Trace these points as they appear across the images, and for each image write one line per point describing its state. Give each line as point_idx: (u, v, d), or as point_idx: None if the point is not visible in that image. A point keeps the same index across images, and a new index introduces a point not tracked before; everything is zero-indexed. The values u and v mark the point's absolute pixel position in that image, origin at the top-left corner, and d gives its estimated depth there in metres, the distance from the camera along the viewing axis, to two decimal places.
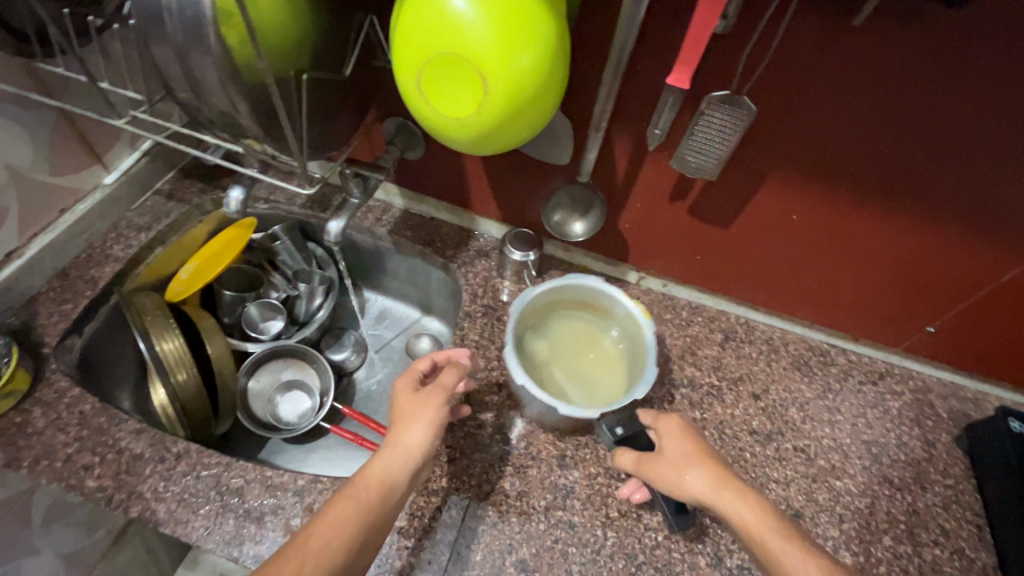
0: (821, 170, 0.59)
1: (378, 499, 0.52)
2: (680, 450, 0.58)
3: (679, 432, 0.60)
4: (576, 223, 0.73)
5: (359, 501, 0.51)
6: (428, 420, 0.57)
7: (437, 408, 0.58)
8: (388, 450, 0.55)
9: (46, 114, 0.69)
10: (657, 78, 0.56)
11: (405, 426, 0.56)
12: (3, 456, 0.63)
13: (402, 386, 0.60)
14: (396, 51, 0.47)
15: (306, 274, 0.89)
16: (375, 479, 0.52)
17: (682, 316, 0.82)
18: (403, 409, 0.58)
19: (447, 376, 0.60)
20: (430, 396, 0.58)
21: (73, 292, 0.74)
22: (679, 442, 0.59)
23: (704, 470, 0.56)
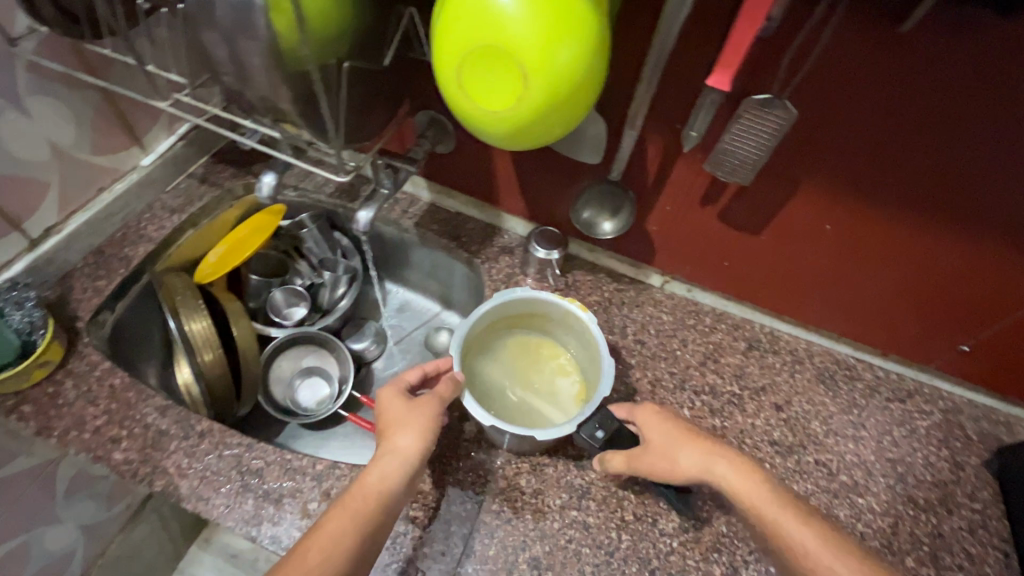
0: (858, 180, 0.58)
1: (379, 507, 0.51)
2: (663, 433, 0.59)
3: (659, 418, 0.61)
4: (605, 222, 0.72)
5: (357, 512, 0.50)
6: (421, 428, 0.57)
7: (429, 416, 0.58)
8: (383, 460, 0.54)
9: (90, 95, 0.70)
10: (697, 79, 0.55)
11: (397, 434, 0.56)
12: (36, 425, 0.65)
13: (391, 395, 0.60)
14: (436, 44, 0.48)
15: (331, 262, 0.90)
16: (373, 490, 0.52)
17: (705, 322, 0.81)
18: (392, 418, 0.58)
19: (443, 387, 0.61)
20: (422, 405, 0.59)
21: (107, 269, 0.76)
22: (662, 425, 0.60)
23: (691, 448, 0.57)
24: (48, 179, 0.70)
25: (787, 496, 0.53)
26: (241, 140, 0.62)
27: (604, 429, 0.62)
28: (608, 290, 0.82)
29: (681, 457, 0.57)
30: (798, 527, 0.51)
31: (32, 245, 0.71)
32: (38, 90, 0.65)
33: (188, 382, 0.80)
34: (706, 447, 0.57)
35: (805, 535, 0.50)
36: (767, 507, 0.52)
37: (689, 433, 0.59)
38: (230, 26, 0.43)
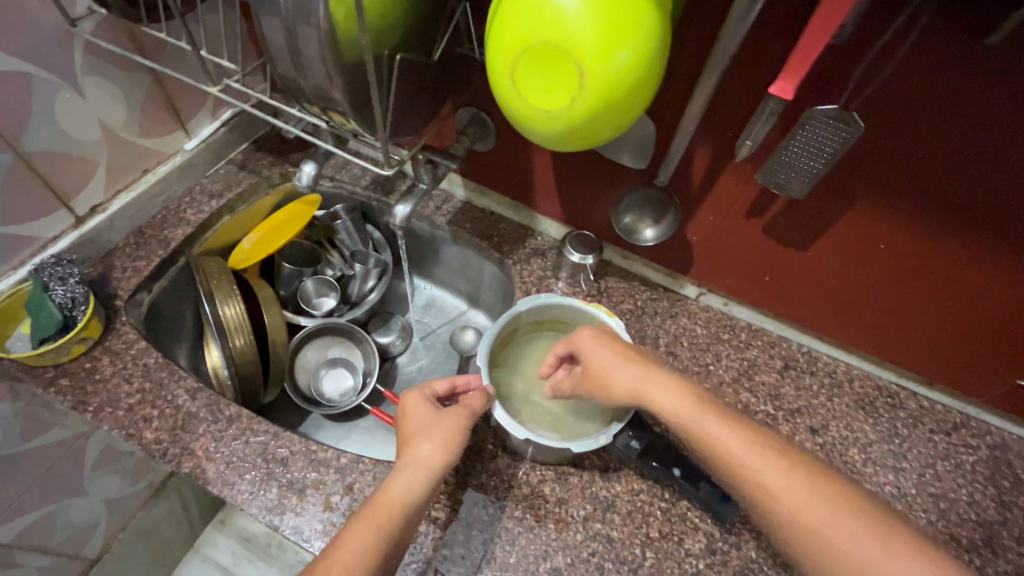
0: (920, 200, 0.55)
1: (401, 519, 0.51)
2: (600, 360, 0.60)
3: (596, 341, 0.61)
4: (646, 228, 0.71)
5: (381, 524, 0.50)
6: (447, 440, 0.56)
7: (456, 428, 0.57)
8: (406, 470, 0.53)
9: (142, 77, 0.71)
10: (755, 86, 0.54)
11: (421, 443, 0.55)
12: (72, 399, 0.66)
13: (418, 401, 0.59)
14: (492, 40, 0.47)
15: (362, 255, 0.90)
16: (395, 502, 0.51)
17: (740, 338, 0.78)
18: (417, 427, 0.57)
19: (473, 400, 0.60)
20: (449, 416, 0.57)
21: (147, 250, 0.78)
22: (593, 344, 0.61)
23: (627, 369, 0.58)
24: (96, 158, 0.72)
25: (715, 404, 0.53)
26: (285, 128, 0.62)
27: (640, 439, 0.62)
28: (641, 299, 0.80)
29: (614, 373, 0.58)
30: (721, 425, 0.51)
31: (77, 222, 0.73)
32: (93, 71, 0.66)
33: (214, 364, 0.79)
34: (636, 367, 0.58)
35: (730, 436, 0.50)
36: (692, 414, 0.52)
37: (625, 356, 0.59)
38: (291, 14, 0.43)
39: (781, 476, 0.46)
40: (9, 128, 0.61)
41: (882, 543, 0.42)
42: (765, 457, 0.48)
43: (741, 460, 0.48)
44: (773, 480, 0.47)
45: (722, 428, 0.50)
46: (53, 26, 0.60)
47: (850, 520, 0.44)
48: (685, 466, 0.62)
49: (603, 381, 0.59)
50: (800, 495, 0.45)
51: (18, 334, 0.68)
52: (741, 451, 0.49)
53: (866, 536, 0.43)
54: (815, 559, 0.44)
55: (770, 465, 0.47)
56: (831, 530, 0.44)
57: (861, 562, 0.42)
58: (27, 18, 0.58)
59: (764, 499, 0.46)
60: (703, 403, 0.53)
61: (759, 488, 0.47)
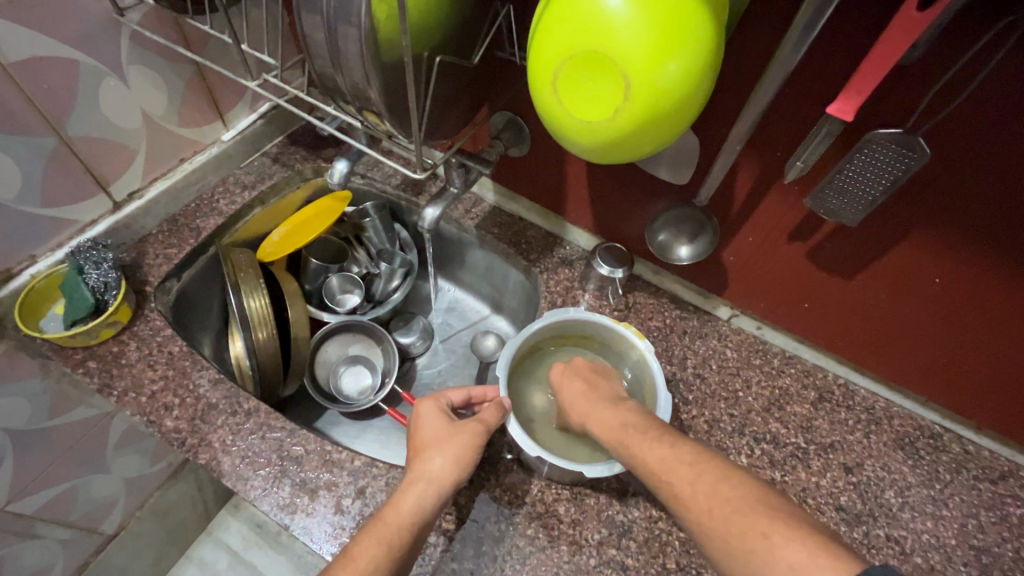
0: (984, 236, 0.51)
1: (410, 536, 0.49)
2: (567, 392, 0.64)
3: (562, 374, 0.66)
4: (682, 247, 0.68)
5: (389, 541, 0.48)
6: (460, 455, 0.54)
7: (470, 444, 0.55)
8: (417, 486, 0.52)
9: (183, 68, 0.72)
10: (810, 104, 0.51)
11: (433, 457, 0.54)
12: (98, 381, 0.67)
13: (432, 414, 0.58)
14: (535, 47, 0.45)
15: (388, 254, 0.90)
16: (406, 518, 0.50)
17: (773, 364, 0.75)
18: (429, 440, 0.56)
19: (487, 413, 0.58)
20: (464, 430, 0.56)
21: (179, 238, 0.78)
22: (565, 378, 0.65)
23: (581, 401, 0.61)
24: (136, 145, 0.73)
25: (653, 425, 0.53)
26: (321, 125, 0.62)
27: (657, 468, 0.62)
28: (669, 317, 0.78)
29: (571, 403, 0.62)
30: (642, 443, 0.51)
31: (114, 207, 0.74)
32: (137, 60, 0.67)
33: (237, 354, 0.79)
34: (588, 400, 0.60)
35: (648, 452, 0.50)
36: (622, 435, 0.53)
37: (585, 388, 0.62)
38: (333, 11, 0.42)
39: (687, 478, 0.45)
40: (54, 113, 0.62)
41: (774, 531, 0.39)
42: (677, 462, 0.47)
43: (652, 464, 0.48)
44: (680, 486, 0.45)
45: (644, 439, 0.51)
46: (100, 14, 0.61)
47: (755, 515, 0.40)
48: None
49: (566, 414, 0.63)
50: (702, 490, 0.44)
51: (52, 314, 0.70)
52: (658, 456, 0.48)
53: (760, 526, 0.40)
54: (724, 557, 0.41)
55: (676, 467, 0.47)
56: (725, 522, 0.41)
57: (760, 554, 0.38)
58: (77, 5, 0.59)
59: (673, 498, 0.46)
60: (635, 422, 0.54)
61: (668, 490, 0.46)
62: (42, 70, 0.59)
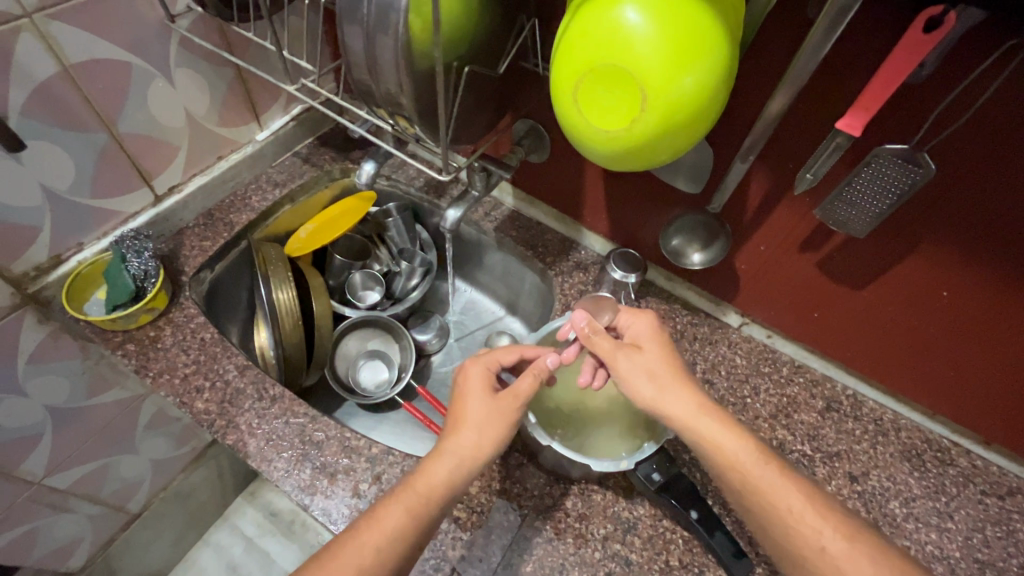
0: (1016, 270, 0.52)
1: (435, 507, 0.53)
2: (664, 360, 0.60)
3: (651, 333, 0.63)
4: (694, 253, 0.70)
5: (416, 510, 0.52)
6: (495, 432, 0.57)
7: (506, 420, 0.58)
8: (450, 459, 0.55)
9: (226, 71, 0.77)
10: (818, 120, 0.53)
11: (468, 433, 0.56)
12: (135, 363, 0.70)
13: (476, 382, 0.60)
14: (559, 58, 0.48)
15: (409, 253, 0.95)
16: (435, 490, 0.53)
17: (782, 372, 0.77)
18: (470, 412, 0.57)
19: (524, 385, 0.60)
20: (502, 406, 0.58)
21: (214, 232, 0.83)
22: (652, 340, 0.62)
23: (677, 382, 0.58)
24: (179, 143, 0.77)
25: (774, 458, 0.53)
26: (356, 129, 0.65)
27: (661, 472, 0.61)
28: (680, 323, 0.80)
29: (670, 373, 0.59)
30: (776, 482, 0.51)
31: (155, 201, 0.79)
32: (184, 62, 0.72)
33: (261, 345, 0.83)
34: (680, 383, 0.58)
35: (787, 494, 0.51)
36: (752, 472, 0.52)
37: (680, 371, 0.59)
38: (372, 21, 0.45)
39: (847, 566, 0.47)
40: (106, 111, 0.66)
41: None
42: (827, 534, 0.49)
43: (800, 526, 0.49)
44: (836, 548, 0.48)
45: (783, 489, 0.51)
46: (153, 20, 0.65)
47: None
48: (704, 511, 0.60)
49: (658, 379, 0.58)
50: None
51: (95, 298, 0.74)
52: (807, 519, 0.49)
53: None
54: None
55: (829, 542, 0.48)
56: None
57: None
58: (133, 12, 0.63)
59: (815, 566, 0.48)
60: (762, 459, 0.53)
61: (814, 560, 0.48)
62: (98, 71, 0.63)
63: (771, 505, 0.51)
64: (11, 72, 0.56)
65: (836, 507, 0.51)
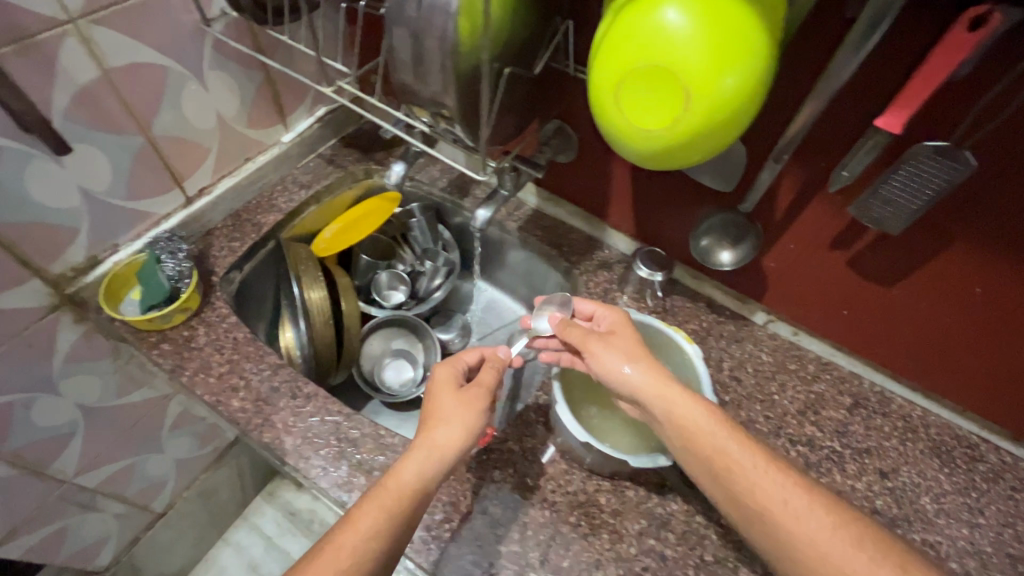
0: None
1: (407, 504, 0.53)
2: (632, 343, 0.62)
3: (623, 322, 0.65)
4: (724, 252, 0.69)
5: (389, 508, 0.53)
6: (463, 424, 0.59)
7: (473, 411, 0.60)
8: (419, 454, 0.56)
9: (255, 74, 0.78)
10: (854, 119, 0.53)
11: (438, 429, 0.58)
12: (170, 362, 0.71)
13: (443, 382, 0.63)
14: (599, 60, 0.48)
15: (432, 253, 0.96)
16: (407, 487, 0.54)
17: (808, 370, 0.77)
18: (438, 408, 0.60)
19: (487, 377, 0.64)
20: (467, 399, 0.61)
21: (242, 232, 0.84)
22: (620, 325, 0.64)
23: (650, 364, 0.59)
24: (209, 144, 0.78)
25: (736, 428, 0.55)
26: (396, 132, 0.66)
27: None
28: (707, 321, 0.81)
29: (638, 353, 0.60)
30: (741, 453, 0.53)
31: (187, 202, 0.80)
32: (217, 65, 0.73)
33: (285, 343, 0.84)
34: (648, 358, 0.60)
35: (752, 467, 0.52)
36: (720, 438, 0.54)
37: (650, 354, 0.61)
38: (421, 23, 0.45)
39: (807, 518, 0.50)
40: (142, 114, 0.67)
41: None
42: (789, 492, 0.51)
43: (766, 496, 0.51)
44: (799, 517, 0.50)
45: (753, 465, 0.53)
46: (189, 24, 0.66)
47: None
48: None
49: (630, 359, 0.60)
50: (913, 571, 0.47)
51: (130, 299, 0.75)
52: (771, 488, 0.51)
53: None
54: None
55: (790, 497, 0.51)
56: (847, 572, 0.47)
57: None
58: (170, 16, 0.64)
59: (786, 532, 0.50)
60: (732, 434, 0.55)
61: (779, 516, 0.50)
62: (135, 75, 0.64)
63: (738, 478, 0.52)
64: (56, 76, 0.57)
65: (796, 471, 0.53)
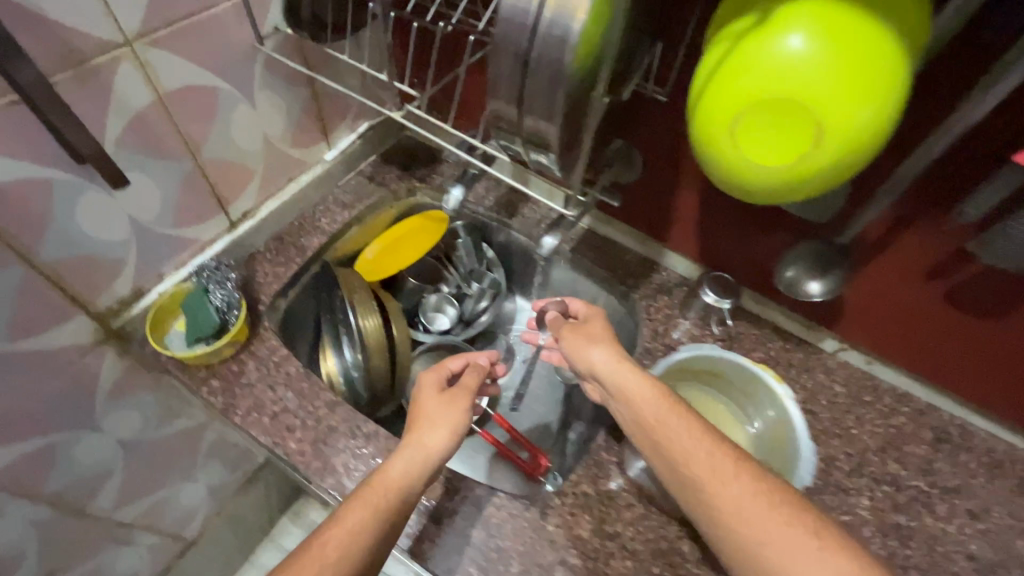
0: None
1: (395, 503, 0.51)
2: (600, 331, 0.64)
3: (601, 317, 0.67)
4: (812, 282, 0.64)
5: (375, 506, 0.50)
6: (452, 426, 0.58)
7: (459, 411, 0.60)
8: (405, 455, 0.55)
9: (302, 91, 0.74)
10: (974, 149, 0.50)
11: (426, 432, 0.57)
12: (222, 401, 0.67)
13: (427, 384, 0.62)
14: (708, 94, 0.45)
15: (478, 275, 0.92)
16: (392, 485, 0.52)
17: (885, 402, 0.74)
18: (424, 411, 0.60)
19: (470, 378, 0.64)
20: (455, 402, 0.60)
21: (286, 257, 0.80)
22: (600, 319, 0.66)
23: (610, 350, 0.61)
24: (254, 166, 0.74)
25: (681, 404, 0.55)
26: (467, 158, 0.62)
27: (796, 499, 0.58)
28: (774, 349, 0.77)
29: (600, 339, 0.62)
30: (681, 428, 0.53)
31: (231, 226, 0.76)
32: (266, 84, 0.69)
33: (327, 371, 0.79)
34: (613, 345, 0.61)
35: (690, 440, 0.52)
36: (664, 410, 0.54)
37: (614, 341, 0.63)
38: None
39: (732, 484, 0.48)
40: (193, 138, 0.63)
41: None
42: (718, 459, 0.50)
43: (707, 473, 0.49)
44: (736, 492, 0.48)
45: (694, 439, 0.52)
46: (242, 42, 0.62)
47: None
48: None
49: (592, 345, 0.62)
50: None
51: (175, 331, 0.70)
52: (711, 463, 0.50)
53: None
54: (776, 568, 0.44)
55: (719, 463, 0.50)
56: (764, 541, 0.45)
57: None
58: (224, 35, 0.60)
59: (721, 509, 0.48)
60: (675, 411, 0.54)
61: (708, 483, 0.49)
62: (188, 99, 0.60)
63: (675, 454, 0.52)
64: (111, 104, 0.53)
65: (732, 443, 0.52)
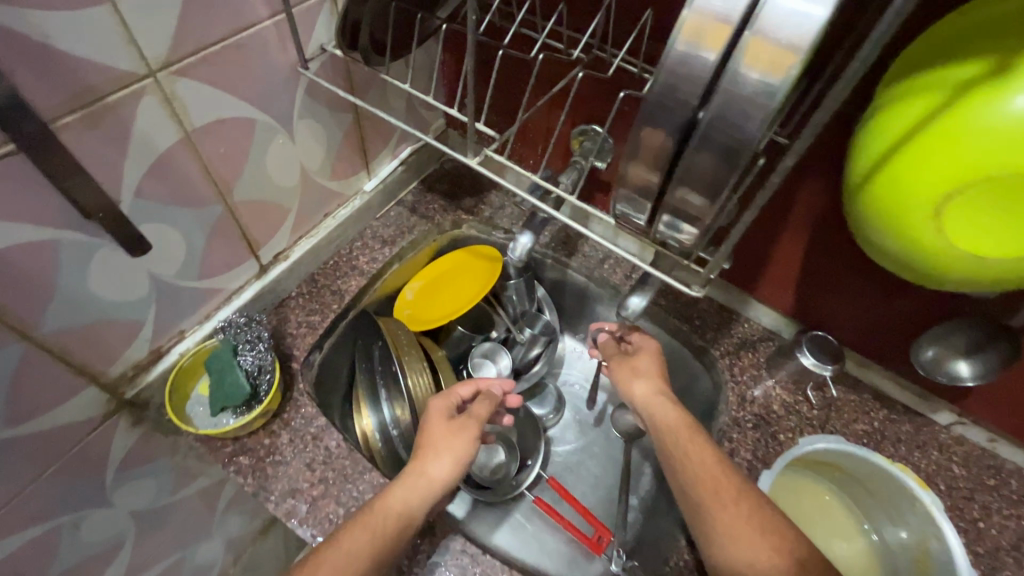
0: None
1: (396, 536, 0.48)
2: (642, 364, 0.62)
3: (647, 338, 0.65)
4: (960, 363, 0.56)
5: (375, 532, 0.47)
6: (455, 455, 0.54)
7: (467, 441, 0.55)
8: (406, 483, 0.51)
9: (345, 117, 0.64)
10: None
11: (432, 460, 0.53)
12: (253, 483, 0.58)
13: (436, 408, 0.58)
14: (903, 163, 0.35)
15: (530, 317, 0.81)
16: (393, 512, 0.49)
17: (1013, 488, 0.64)
18: (429, 436, 0.55)
19: (481, 409, 0.58)
20: (463, 430, 0.55)
21: (321, 303, 0.71)
22: (649, 344, 0.65)
23: (646, 379, 0.61)
24: (290, 204, 0.65)
25: (699, 431, 0.55)
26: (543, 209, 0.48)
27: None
28: (878, 420, 0.67)
29: (640, 368, 0.62)
30: (691, 447, 0.53)
31: (261, 271, 0.66)
32: (308, 112, 0.59)
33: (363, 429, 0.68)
34: (653, 376, 0.61)
35: (701, 463, 0.52)
36: (680, 434, 0.55)
37: (658, 372, 0.62)
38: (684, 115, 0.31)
39: (732, 507, 0.49)
40: (224, 179, 0.54)
41: None
42: (722, 483, 0.50)
43: (715, 499, 0.49)
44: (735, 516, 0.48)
45: (708, 462, 0.52)
46: (284, 66, 0.52)
47: None
48: None
49: (632, 373, 0.62)
50: None
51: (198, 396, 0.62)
52: (717, 486, 0.50)
53: None
54: None
55: (723, 486, 0.50)
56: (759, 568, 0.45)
57: None
58: (265, 60, 0.50)
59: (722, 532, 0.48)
60: (692, 433, 0.55)
61: (710, 503, 0.49)
62: (222, 136, 0.51)
63: (687, 476, 0.52)
64: (132, 147, 0.44)
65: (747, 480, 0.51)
